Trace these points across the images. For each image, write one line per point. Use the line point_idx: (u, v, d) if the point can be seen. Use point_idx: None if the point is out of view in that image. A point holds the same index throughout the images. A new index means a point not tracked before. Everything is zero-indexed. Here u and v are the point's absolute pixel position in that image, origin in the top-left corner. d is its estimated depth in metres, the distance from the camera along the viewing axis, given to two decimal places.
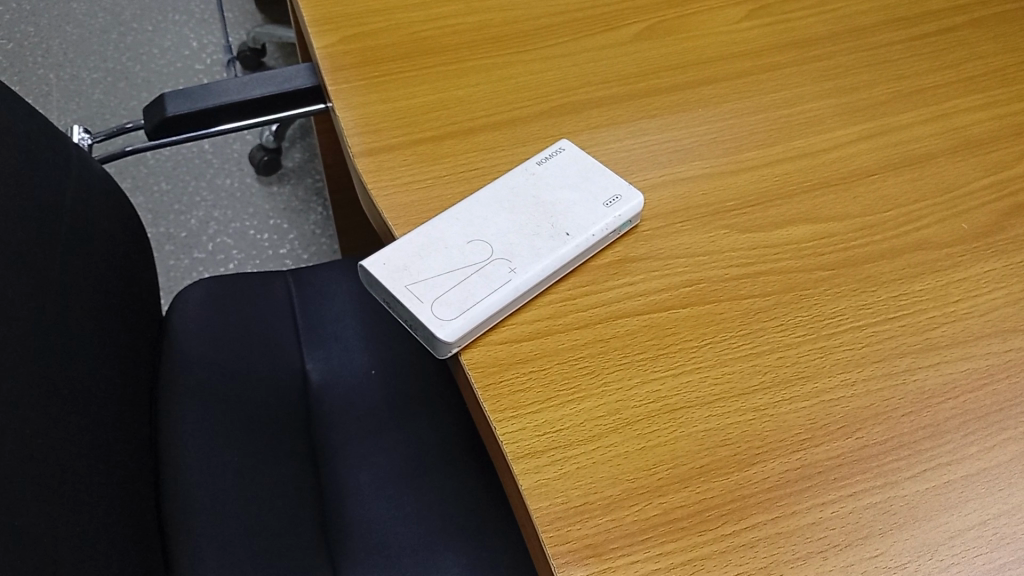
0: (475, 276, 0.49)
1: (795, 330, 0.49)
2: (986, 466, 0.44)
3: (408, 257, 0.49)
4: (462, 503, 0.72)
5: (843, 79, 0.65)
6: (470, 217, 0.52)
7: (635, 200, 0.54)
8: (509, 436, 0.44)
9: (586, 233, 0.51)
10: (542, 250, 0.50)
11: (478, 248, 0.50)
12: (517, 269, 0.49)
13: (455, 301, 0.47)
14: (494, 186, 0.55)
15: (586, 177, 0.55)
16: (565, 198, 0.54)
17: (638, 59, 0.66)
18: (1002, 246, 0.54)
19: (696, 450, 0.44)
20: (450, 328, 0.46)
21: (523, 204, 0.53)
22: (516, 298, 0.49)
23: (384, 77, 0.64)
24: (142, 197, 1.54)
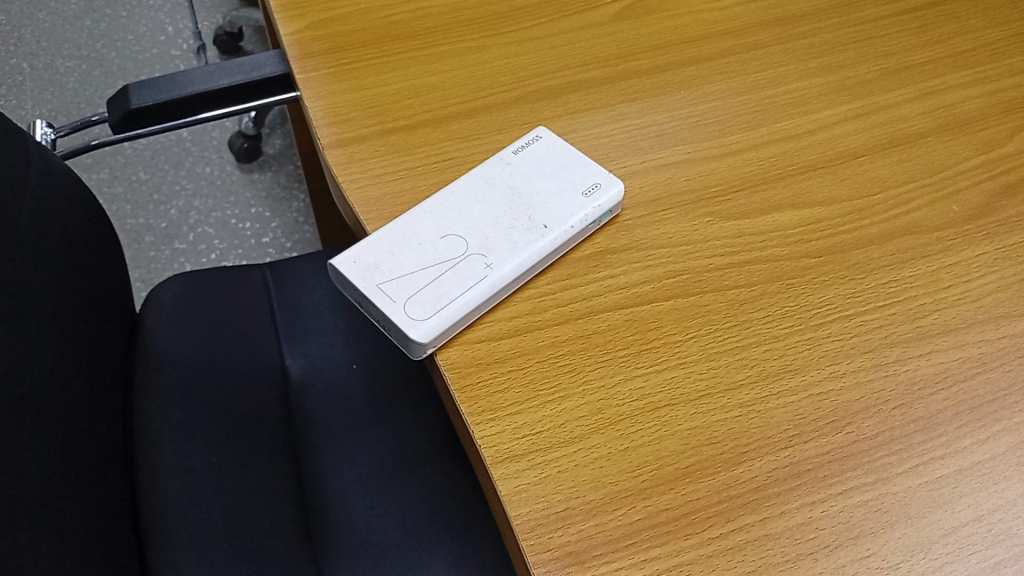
0: (450, 273, 0.47)
1: (782, 321, 0.48)
2: (980, 459, 0.43)
3: (380, 254, 0.48)
4: (448, 500, 0.70)
5: (830, 56, 0.63)
6: (444, 210, 0.50)
7: (615, 189, 0.52)
8: (488, 440, 0.43)
9: (564, 225, 0.49)
10: (519, 243, 0.48)
11: (453, 243, 0.49)
12: (493, 264, 0.47)
13: (429, 300, 0.45)
14: (469, 177, 0.53)
15: (564, 166, 0.53)
16: (542, 189, 0.52)
17: (618, 40, 0.64)
18: (994, 228, 0.53)
19: (681, 449, 0.43)
20: (424, 328, 0.44)
21: (499, 196, 0.51)
22: (493, 295, 0.47)
23: (354, 64, 0.61)
24: (120, 187, 1.51)
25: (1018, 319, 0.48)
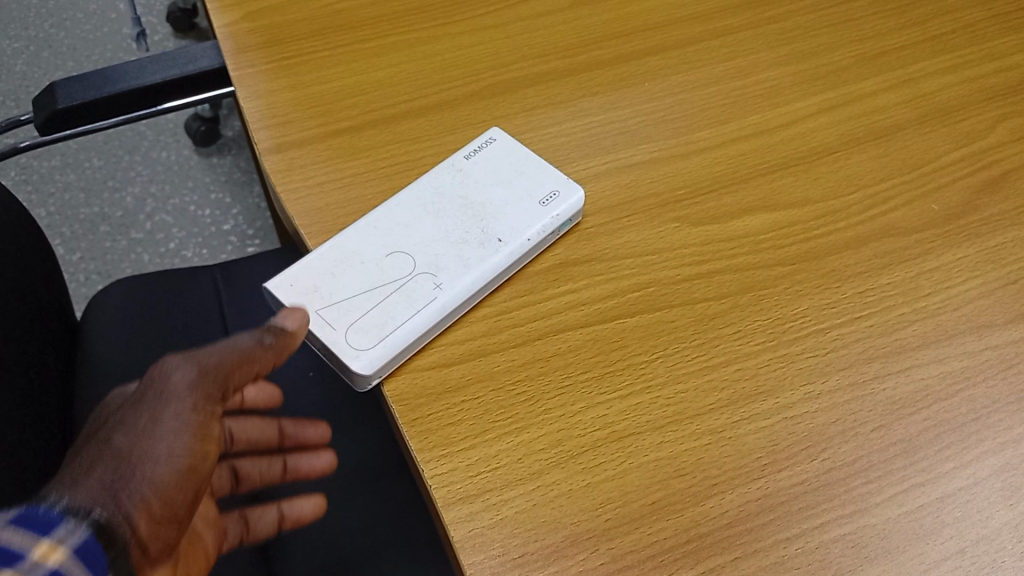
0: (395, 296, 0.44)
1: (753, 337, 0.45)
2: (964, 485, 0.40)
3: (319, 277, 0.44)
4: (409, 541, 0.57)
5: (802, 43, 0.60)
6: (389, 225, 0.47)
7: (575, 197, 0.48)
8: (439, 479, 0.39)
9: (520, 238, 0.46)
10: (471, 260, 0.45)
11: (398, 261, 0.45)
12: (443, 285, 0.44)
13: (372, 327, 0.42)
14: (417, 186, 0.49)
15: (520, 172, 0.50)
16: (496, 198, 0.48)
17: (577, 27, 0.60)
18: (976, 228, 0.50)
19: (647, 484, 0.40)
20: (368, 358, 0.41)
21: (450, 207, 0.48)
22: (443, 318, 0.43)
23: (294, 58, 0.57)
24: (71, 173, 1.32)
25: (1001, 327, 0.46)
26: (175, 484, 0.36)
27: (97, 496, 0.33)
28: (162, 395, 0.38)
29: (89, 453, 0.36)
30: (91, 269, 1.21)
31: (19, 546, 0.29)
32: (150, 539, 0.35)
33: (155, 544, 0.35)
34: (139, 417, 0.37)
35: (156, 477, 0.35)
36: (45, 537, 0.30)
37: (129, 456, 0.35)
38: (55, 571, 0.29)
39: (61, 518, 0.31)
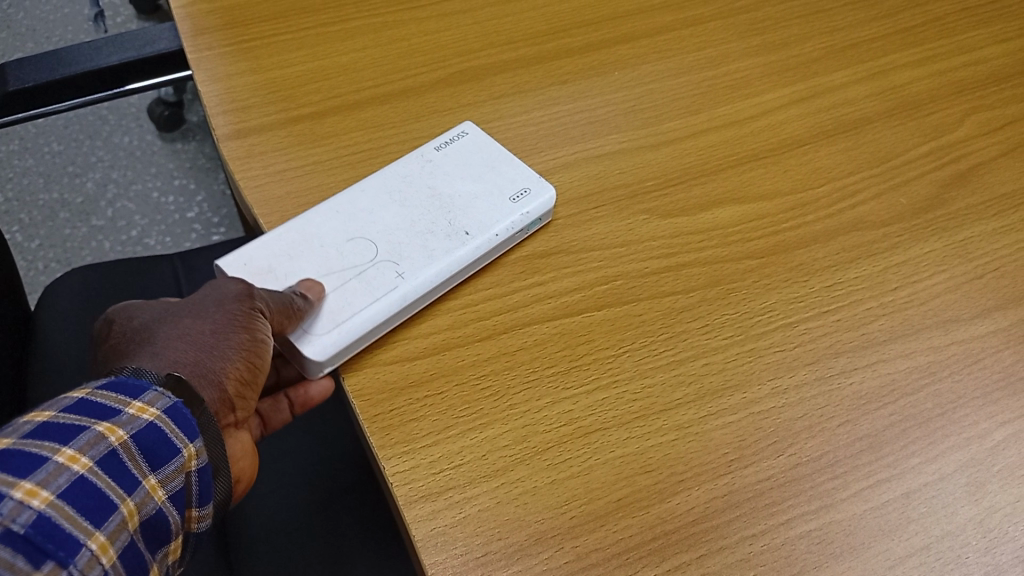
0: (355, 282, 0.42)
1: (721, 331, 0.44)
2: (929, 481, 0.40)
3: (273, 258, 0.43)
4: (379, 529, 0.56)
5: (772, 33, 0.59)
6: (352, 210, 0.46)
7: (546, 196, 0.47)
8: (400, 477, 0.38)
9: (488, 234, 0.45)
10: (436, 251, 0.44)
11: (360, 248, 0.44)
12: (405, 274, 0.43)
13: (329, 312, 0.41)
14: (384, 173, 0.48)
15: (493, 167, 0.48)
16: (466, 191, 0.47)
17: (545, 14, 0.59)
18: (944, 222, 0.50)
19: (613, 481, 0.39)
20: (320, 343, 0.40)
21: (416, 196, 0.47)
22: (404, 307, 0.42)
23: (254, 42, 0.55)
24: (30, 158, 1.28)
25: (968, 322, 0.46)
26: (246, 367, 0.38)
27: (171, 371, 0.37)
28: (224, 290, 0.39)
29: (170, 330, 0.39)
30: (50, 257, 1.16)
31: (113, 404, 0.33)
32: (225, 409, 0.38)
33: (232, 412, 0.38)
34: (207, 305, 0.39)
35: (230, 356, 0.38)
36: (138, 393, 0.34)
37: (201, 336, 0.38)
38: (149, 426, 0.33)
39: (150, 379, 0.35)
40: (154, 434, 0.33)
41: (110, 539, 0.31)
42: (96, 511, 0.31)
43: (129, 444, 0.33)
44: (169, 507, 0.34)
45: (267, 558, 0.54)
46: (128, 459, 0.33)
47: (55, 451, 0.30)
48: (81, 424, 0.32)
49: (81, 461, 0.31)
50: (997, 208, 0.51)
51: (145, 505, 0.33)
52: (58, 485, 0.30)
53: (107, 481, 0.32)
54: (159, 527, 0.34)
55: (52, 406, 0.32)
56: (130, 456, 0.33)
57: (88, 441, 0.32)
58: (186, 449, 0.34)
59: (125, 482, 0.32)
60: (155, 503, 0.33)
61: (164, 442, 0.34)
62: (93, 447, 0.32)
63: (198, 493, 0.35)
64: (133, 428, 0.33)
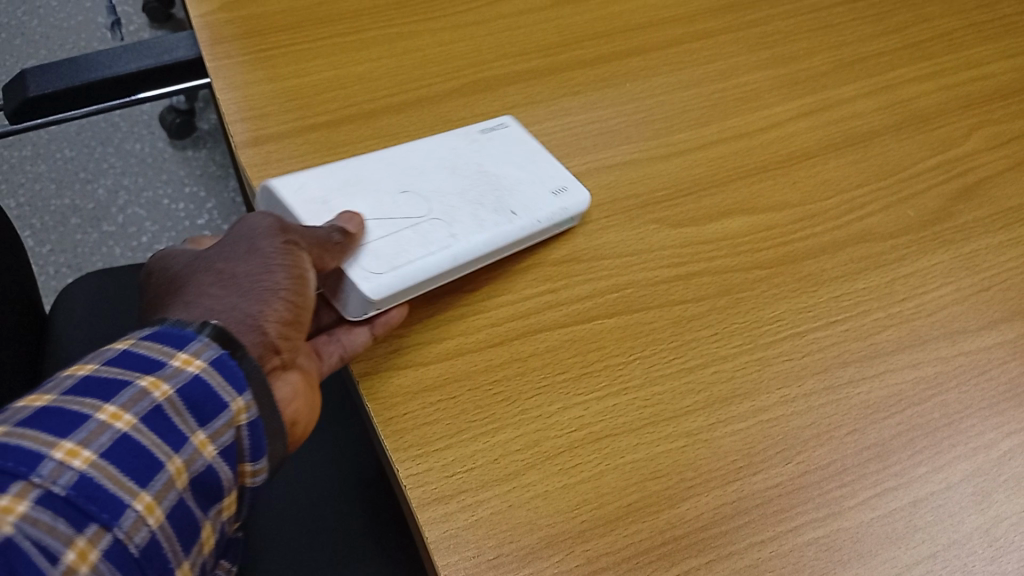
0: (408, 231, 0.43)
1: (730, 340, 0.45)
2: (936, 490, 0.41)
3: (328, 193, 0.44)
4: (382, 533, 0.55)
5: (781, 47, 0.60)
6: (406, 168, 0.47)
7: (582, 195, 0.48)
8: (413, 479, 0.38)
9: (534, 216, 0.46)
10: (489, 220, 0.45)
11: (414, 201, 0.45)
12: (459, 235, 0.44)
13: (383, 255, 0.42)
14: (438, 142, 0.49)
15: (535, 160, 0.49)
16: (514, 176, 0.48)
17: (557, 27, 0.60)
18: (951, 235, 0.50)
19: (623, 486, 0.39)
20: (377, 284, 0.41)
21: (467, 167, 0.48)
22: (454, 266, 0.43)
23: (271, 52, 0.56)
24: (44, 159, 1.27)
25: (975, 334, 0.46)
26: (287, 308, 0.38)
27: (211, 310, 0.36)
28: (257, 230, 0.39)
29: (199, 272, 0.38)
30: (61, 262, 1.15)
31: (158, 356, 0.33)
32: (270, 352, 0.37)
33: (278, 355, 0.37)
34: (238, 248, 0.39)
35: (268, 296, 0.37)
36: (183, 347, 0.33)
37: (237, 277, 0.37)
38: (194, 378, 0.33)
39: (194, 330, 0.34)
40: (200, 390, 0.33)
41: (156, 499, 0.30)
42: (142, 468, 0.30)
43: (174, 398, 0.32)
44: (220, 463, 0.33)
45: (268, 517, 0.55)
46: (175, 415, 0.32)
47: (97, 409, 0.31)
48: (125, 380, 0.32)
49: (124, 419, 0.31)
50: (1003, 221, 0.51)
51: (196, 461, 0.32)
52: (99, 445, 0.30)
53: (152, 439, 0.31)
54: (213, 484, 0.33)
55: (95, 361, 0.32)
56: (176, 411, 0.32)
57: (131, 398, 0.31)
58: (234, 403, 0.34)
59: (172, 438, 0.32)
60: (205, 459, 0.32)
61: (210, 397, 0.33)
62: (137, 404, 0.31)
63: (251, 447, 0.34)
64: (178, 381, 0.33)
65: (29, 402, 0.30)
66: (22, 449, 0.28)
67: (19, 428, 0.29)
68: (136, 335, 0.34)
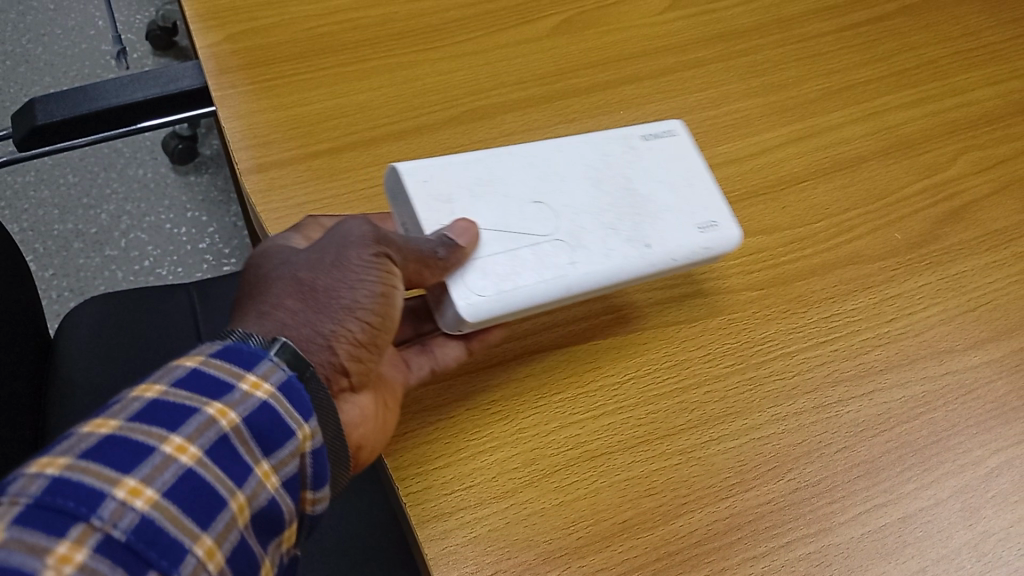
0: (529, 250, 0.42)
1: (723, 360, 0.46)
2: (924, 506, 0.42)
3: (455, 187, 0.42)
4: None
5: (772, 75, 0.61)
6: (549, 172, 0.45)
7: (731, 235, 0.46)
8: (413, 497, 0.39)
9: (667, 253, 0.44)
10: (616, 250, 0.43)
11: (545, 214, 0.43)
12: (578, 262, 0.42)
13: (493, 274, 0.40)
14: (589, 140, 0.47)
15: (690, 183, 0.47)
16: (660, 199, 0.46)
17: (555, 56, 0.60)
18: (938, 257, 0.52)
19: (618, 503, 0.40)
20: (477, 306, 0.40)
21: (611, 180, 0.45)
22: (565, 294, 0.42)
23: (274, 80, 0.56)
24: (31, 176, 1.15)
25: (961, 353, 0.47)
26: (362, 329, 0.37)
27: (285, 324, 0.35)
28: (350, 236, 0.38)
29: (280, 272, 0.37)
30: (65, 286, 1.08)
31: (227, 378, 0.32)
32: (337, 373, 0.36)
33: (346, 378, 0.37)
34: (325, 256, 0.38)
35: (345, 314, 0.36)
36: (251, 369, 0.33)
37: (317, 289, 0.36)
38: (260, 406, 0.32)
39: (265, 351, 0.33)
40: (267, 416, 0.32)
41: (217, 542, 0.29)
42: (206, 506, 0.29)
43: (240, 427, 0.31)
44: (282, 494, 0.32)
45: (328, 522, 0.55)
46: (240, 445, 0.31)
47: (162, 441, 0.29)
48: (190, 407, 0.31)
49: (188, 451, 0.29)
50: (989, 244, 0.53)
51: (259, 494, 0.31)
52: (163, 483, 0.28)
53: (216, 474, 0.30)
54: (274, 517, 0.32)
55: (164, 382, 0.31)
56: (242, 441, 0.31)
57: (196, 428, 0.30)
58: (301, 431, 0.33)
59: (236, 472, 0.31)
60: (269, 492, 0.32)
61: (277, 425, 0.32)
62: (202, 434, 0.30)
63: (314, 475, 0.34)
64: (245, 408, 0.32)
65: (92, 428, 0.29)
66: (85, 486, 0.27)
67: (81, 461, 0.27)
68: (204, 350, 0.33)
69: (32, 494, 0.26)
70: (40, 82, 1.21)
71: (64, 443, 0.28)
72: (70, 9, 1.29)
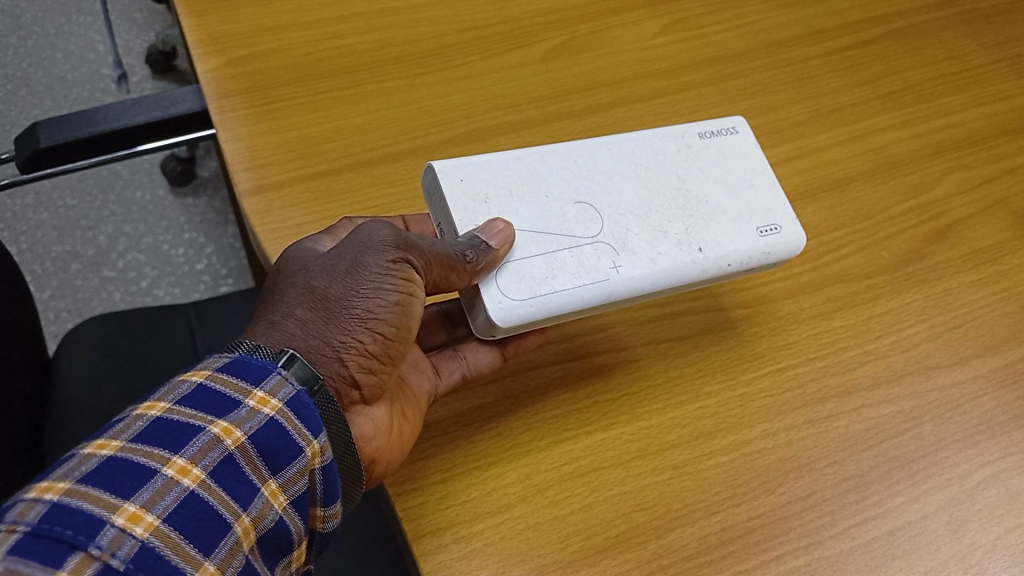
0: (567, 254, 0.43)
1: (713, 376, 0.47)
2: (912, 520, 0.42)
3: (493, 187, 0.43)
4: None
5: (761, 98, 0.62)
6: (594, 174, 0.45)
7: (794, 241, 0.46)
8: (410, 513, 0.40)
9: (718, 259, 0.44)
10: (664, 254, 0.44)
11: (589, 216, 0.44)
12: (621, 267, 0.43)
13: (527, 277, 0.41)
14: (641, 138, 0.47)
15: (751, 184, 0.47)
16: (715, 200, 0.46)
17: (549, 79, 0.62)
18: (924, 275, 0.53)
19: (612, 517, 0.41)
20: (513, 311, 0.40)
21: (660, 182, 0.46)
22: (606, 299, 0.42)
23: (274, 104, 0.57)
24: (30, 198, 1.16)
25: (948, 369, 0.48)
26: (373, 340, 0.37)
27: (295, 336, 0.36)
28: (365, 243, 0.39)
29: (295, 280, 0.38)
30: (62, 306, 1.08)
31: (233, 395, 0.32)
32: (347, 386, 0.37)
33: (357, 390, 0.38)
34: (341, 263, 0.38)
35: (357, 326, 0.37)
36: (258, 386, 0.33)
37: (330, 299, 0.37)
38: (266, 425, 0.33)
39: (274, 365, 0.34)
40: (273, 435, 0.33)
41: (219, 568, 0.30)
42: (210, 529, 0.30)
43: (246, 446, 0.32)
44: (289, 512, 0.33)
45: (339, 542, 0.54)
46: (246, 464, 0.32)
47: (165, 463, 0.30)
48: (195, 427, 0.31)
49: (191, 474, 0.30)
50: (974, 262, 0.54)
51: (264, 514, 0.32)
52: (163, 508, 0.29)
53: (221, 496, 0.31)
54: (280, 537, 0.33)
55: (168, 400, 0.32)
56: (248, 460, 0.32)
57: (200, 449, 0.31)
58: (309, 448, 0.34)
59: (243, 492, 0.31)
60: (275, 511, 0.33)
61: (284, 443, 0.33)
62: (206, 455, 0.31)
63: (323, 491, 0.35)
64: (251, 427, 0.32)
65: (93, 450, 0.29)
66: (84, 512, 0.27)
67: (81, 486, 0.28)
68: (211, 365, 0.34)
69: (29, 522, 0.26)
70: (41, 105, 1.22)
71: (65, 466, 0.28)
72: (70, 34, 1.30)
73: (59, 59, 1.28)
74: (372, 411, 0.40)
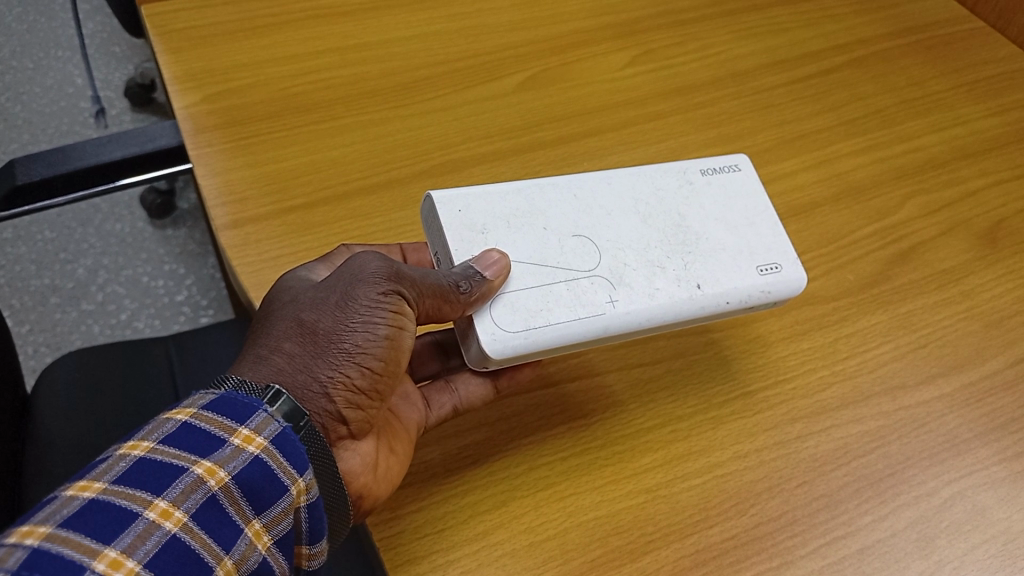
0: (563, 288, 0.43)
1: (686, 401, 0.48)
2: (882, 537, 0.43)
3: (492, 218, 0.44)
4: None
5: (729, 125, 0.64)
6: (594, 207, 0.47)
7: (794, 280, 0.47)
8: (388, 542, 0.40)
9: (715, 295, 0.45)
10: (661, 290, 0.45)
11: (586, 250, 0.45)
12: (617, 302, 0.44)
13: (521, 310, 0.42)
14: (644, 173, 0.49)
15: (752, 223, 0.49)
16: (714, 238, 0.47)
17: (521, 110, 0.63)
18: (888, 296, 0.54)
19: (588, 542, 0.42)
20: (506, 343, 0.41)
21: (659, 216, 0.47)
22: (601, 333, 0.43)
23: (251, 139, 0.58)
24: (8, 232, 1.16)
25: (913, 388, 0.49)
26: (361, 375, 0.38)
27: (283, 371, 0.36)
28: (356, 275, 0.39)
29: (286, 313, 0.38)
30: (40, 341, 1.06)
31: (217, 434, 0.33)
32: (335, 421, 0.38)
33: (345, 425, 0.38)
34: (331, 296, 0.38)
35: (345, 361, 0.37)
36: (243, 424, 0.33)
37: (318, 333, 0.37)
38: (252, 464, 0.33)
39: (260, 402, 0.34)
40: (258, 476, 0.33)
41: None
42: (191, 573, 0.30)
43: (231, 487, 0.32)
44: (274, 551, 0.34)
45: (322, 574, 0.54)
46: (230, 505, 0.32)
47: (147, 506, 0.30)
48: (178, 468, 0.32)
49: (173, 516, 0.31)
50: (937, 283, 0.55)
51: (248, 555, 0.33)
52: (144, 553, 0.29)
53: (202, 540, 0.31)
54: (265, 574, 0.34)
55: (151, 440, 0.32)
56: (231, 501, 0.33)
57: (183, 491, 0.31)
58: (294, 486, 0.34)
59: (225, 535, 0.32)
60: (258, 552, 0.33)
61: (270, 482, 0.33)
62: (188, 497, 0.31)
63: (310, 530, 0.35)
64: (236, 468, 0.33)
65: (75, 492, 0.29)
66: (64, 558, 0.27)
67: (62, 531, 0.28)
68: (196, 401, 0.34)
69: (9, 568, 0.26)
70: (18, 139, 1.21)
71: (47, 508, 0.29)
72: (48, 68, 1.31)
73: (37, 93, 1.28)
74: (360, 445, 0.40)
